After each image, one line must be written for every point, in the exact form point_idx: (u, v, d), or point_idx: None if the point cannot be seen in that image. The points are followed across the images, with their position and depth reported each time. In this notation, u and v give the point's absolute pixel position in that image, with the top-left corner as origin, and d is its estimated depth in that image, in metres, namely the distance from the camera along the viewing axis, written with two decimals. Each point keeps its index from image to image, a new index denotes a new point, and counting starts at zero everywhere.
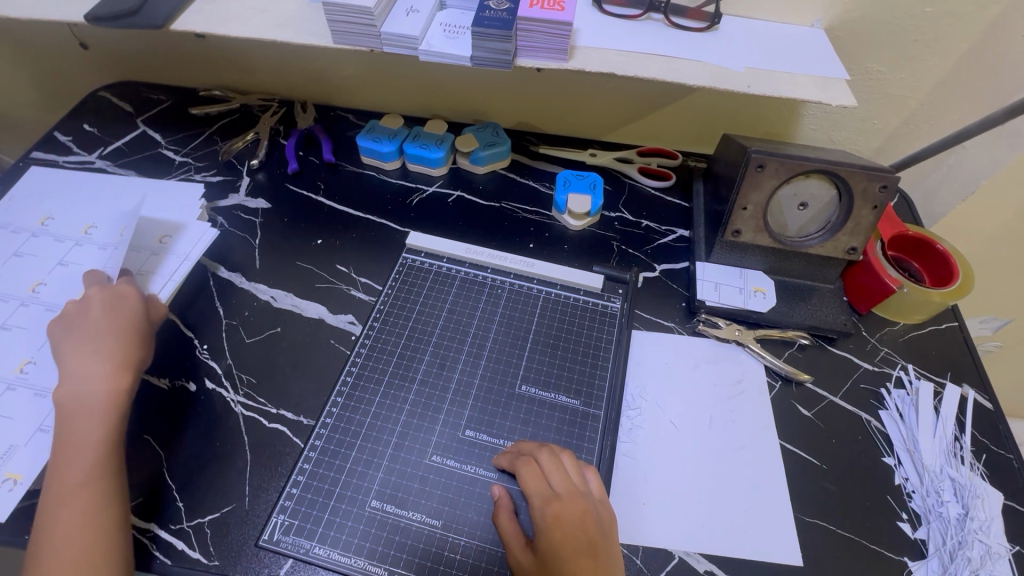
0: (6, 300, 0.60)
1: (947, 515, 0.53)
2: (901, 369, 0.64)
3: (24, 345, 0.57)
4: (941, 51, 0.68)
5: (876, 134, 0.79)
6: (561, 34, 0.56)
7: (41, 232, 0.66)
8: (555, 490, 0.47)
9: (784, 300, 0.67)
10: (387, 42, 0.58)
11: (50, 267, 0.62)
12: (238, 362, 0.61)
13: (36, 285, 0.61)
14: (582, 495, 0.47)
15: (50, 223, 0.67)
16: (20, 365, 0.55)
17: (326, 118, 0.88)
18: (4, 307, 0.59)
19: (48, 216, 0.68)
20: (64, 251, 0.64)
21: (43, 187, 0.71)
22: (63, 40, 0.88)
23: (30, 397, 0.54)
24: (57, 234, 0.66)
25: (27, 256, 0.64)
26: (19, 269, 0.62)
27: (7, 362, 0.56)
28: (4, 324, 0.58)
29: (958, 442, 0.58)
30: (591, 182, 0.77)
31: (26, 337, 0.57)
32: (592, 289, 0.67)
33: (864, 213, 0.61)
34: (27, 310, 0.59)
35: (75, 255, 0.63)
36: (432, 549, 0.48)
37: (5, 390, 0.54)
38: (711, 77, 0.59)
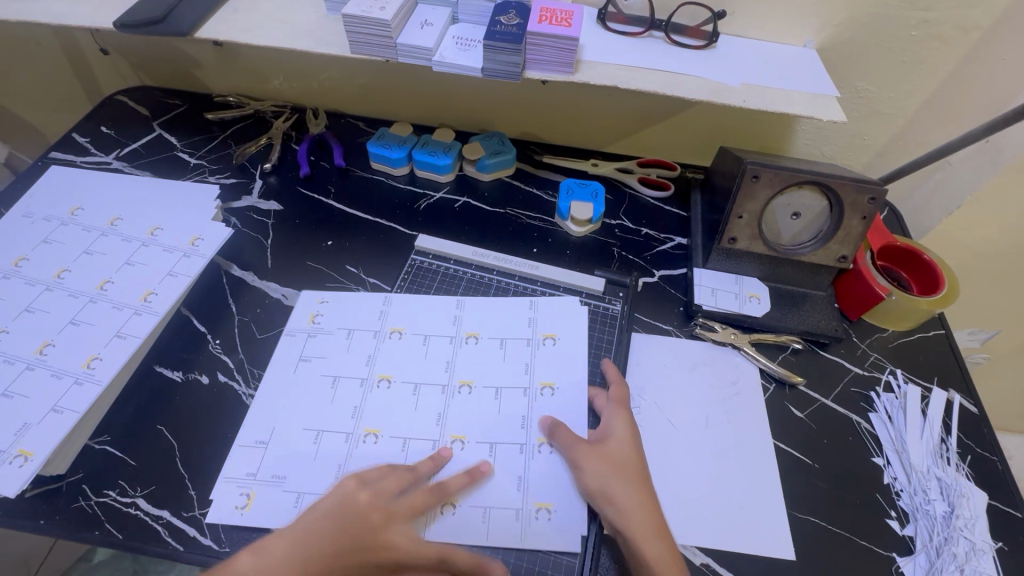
0: (31, 284, 0.62)
1: (934, 512, 0.56)
2: (890, 374, 0.66)
3: (44, 328, 0.59)
4: (927, 71, 0.72)
5: (866, 150, 0.82)
6: (568, 48, 0.59)
7: (70, 221, 0.69)
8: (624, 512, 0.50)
9: (778, 306, 0.69)
10: (402, 53, 0.61)
11: (75, 255, 0.66)
12: (250, 357, 0.63)
13: (61, 272, 0.64)
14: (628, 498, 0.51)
15: (78, 214, 0.70)
16: (40, 347, 0.58)
17: (337, 125, 0.91)
18: (30, 291, 0.62)
19: (77, 206, 0.71)
20: (91, 240, 0.67)
21: (72, 178, 0.74)
22: (84, 45, 0.91)
23: (48, 376, 0.55)
24: (85, 225, 0.69)
25: (55, 244, 0.67)
26: (48, 254, 0.66)
27: (29, 342, 0.58)
28: (28, 307, 0.61)
29: (944, 444, 0.61)
30: (593, 190, 0.80)
31: (49, 321, 0.60)
32: (594, 292, 0.70)
33: (854, 223, 0.64)
34: (50, 295, 0.62)
35: (101, 245, 0.67)
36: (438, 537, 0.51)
37: (24, 369, 0.56)
38: (710, 91, 0.62)
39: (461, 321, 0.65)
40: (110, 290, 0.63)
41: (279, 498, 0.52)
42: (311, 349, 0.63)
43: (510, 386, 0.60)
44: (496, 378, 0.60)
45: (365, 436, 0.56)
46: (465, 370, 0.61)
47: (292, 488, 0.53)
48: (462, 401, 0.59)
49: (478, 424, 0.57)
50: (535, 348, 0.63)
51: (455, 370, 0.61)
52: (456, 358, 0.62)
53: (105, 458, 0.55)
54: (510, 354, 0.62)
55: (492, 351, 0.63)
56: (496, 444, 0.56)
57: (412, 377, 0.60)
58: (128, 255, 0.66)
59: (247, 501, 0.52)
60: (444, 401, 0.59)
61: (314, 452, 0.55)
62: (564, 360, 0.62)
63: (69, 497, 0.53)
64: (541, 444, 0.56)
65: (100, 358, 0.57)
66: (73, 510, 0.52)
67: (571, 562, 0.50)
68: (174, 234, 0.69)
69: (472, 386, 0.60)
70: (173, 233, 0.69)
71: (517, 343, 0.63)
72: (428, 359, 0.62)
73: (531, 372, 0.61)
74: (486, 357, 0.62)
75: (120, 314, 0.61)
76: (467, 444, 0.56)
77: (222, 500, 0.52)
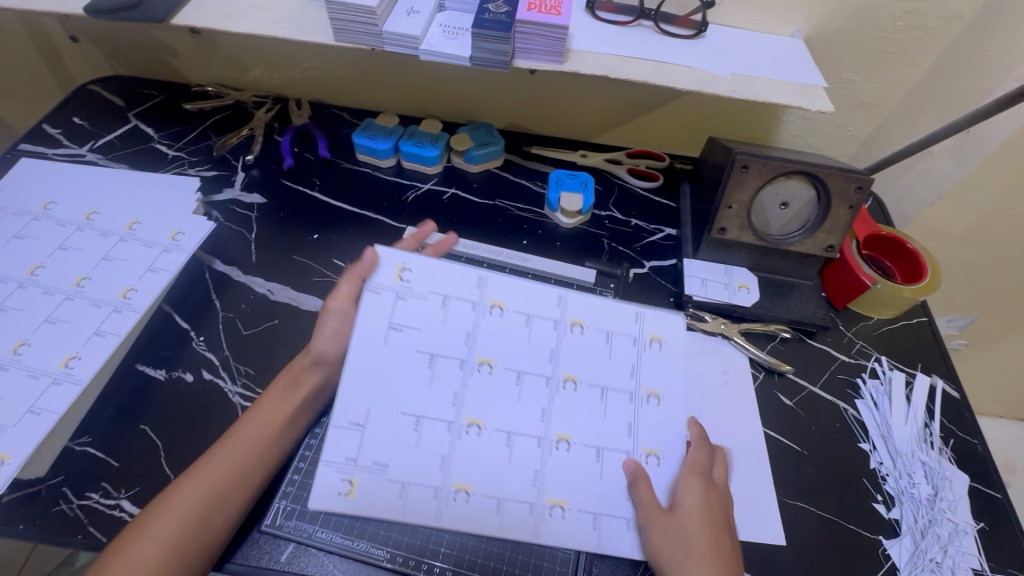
0: (4, 282, 0.60)
1: (918, 495, 0.57)
2: (875, 361, 0.67)
3: (18, 328, 0.57)
4: (910, 62, 0.72)
5: (851, 140, 0.83)
6: (557, 37, 0.58)
7: (43, 216, 0.67)
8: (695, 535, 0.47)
9: (767, 295, 0.70)
10: (388, 41, 0.60)
11: (50, 251, 0.63)
12: (235, 354, 0.62)
13: (35, 268, 0.62)
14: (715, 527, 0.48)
15: (52, 208, 0.67)
16: (14, 347, 0.55)
17: (321, 115, 0.89)
18: (2, 289, 0.60)
19: (50, 200, 0.68)
20: (66, 235, 0.65)
21: (43, 171, 0.72)
22: (53, 32, 0.87)
23: (24, 377, 0.54)
24: (59, 220, 0.66)
25: (28, 239, 0.64)
26: (21, 250, 0.63)
27: (3, 342, 0.56)
28: (1, 305, 0.58)
29: (928, 428, 0.62)
30: (583, 181, 0.79)
31: (23, 320, 0.57)
32: (585, 284, 0.70)
33: (841, 213, 0.65)
34: (24, 293, 0.59)
35: (77, 240, 0.65)
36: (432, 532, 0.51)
37: None
38: (699, 80, 0.62)
39: (567, 304, 0.55)
40: (87, 287, 0.60)
41: (384, 488, 0.48)
42: (403, 315, 0.52)
43: (616, 388, 0.53)
44: (601, 376, 0.53)
45: (456, 492, 0.49)
46: (569, 360, 0.53)
47: (397, 477, 0.48)
48: (567, 399, 0.52)
49: (582, 421, 0.52)
50: (642, 351, 0.55)
51: (559, 361, 0.53)
52: (560, 345, 0.54)
53: (86, 461, 0.54)
54: (616, 350, 0.54)
55: (598, 343, 0.55)
56: (603, 450, 0.51)
57: (516, 364, 0.52)
58: (106, 250, 0.64)
59: (352, 488, 0.48)
60: (548, 397, 0.52)
61: (416, 445, 0.49)
62: (671, 369, 0.54)
63: (50, 500, 0.51)
64: (649, 456, 0.51)
65: (79, 357, 0.55)
66: (54, 513, 0.51)
67: (566, 555, 0.51)
68: (156, 228, 0.66)
69: (577, 382, 0.53)
70: (153, 227, 0.66)
71: (623, 339, 0.55)
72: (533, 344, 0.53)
73: (637, 376, 0.54)
74: (590, 354, 0.54)
75: (99, 312, 0.59)
76: (574, 446, 0.51)
77: (324, 485, 0.47)
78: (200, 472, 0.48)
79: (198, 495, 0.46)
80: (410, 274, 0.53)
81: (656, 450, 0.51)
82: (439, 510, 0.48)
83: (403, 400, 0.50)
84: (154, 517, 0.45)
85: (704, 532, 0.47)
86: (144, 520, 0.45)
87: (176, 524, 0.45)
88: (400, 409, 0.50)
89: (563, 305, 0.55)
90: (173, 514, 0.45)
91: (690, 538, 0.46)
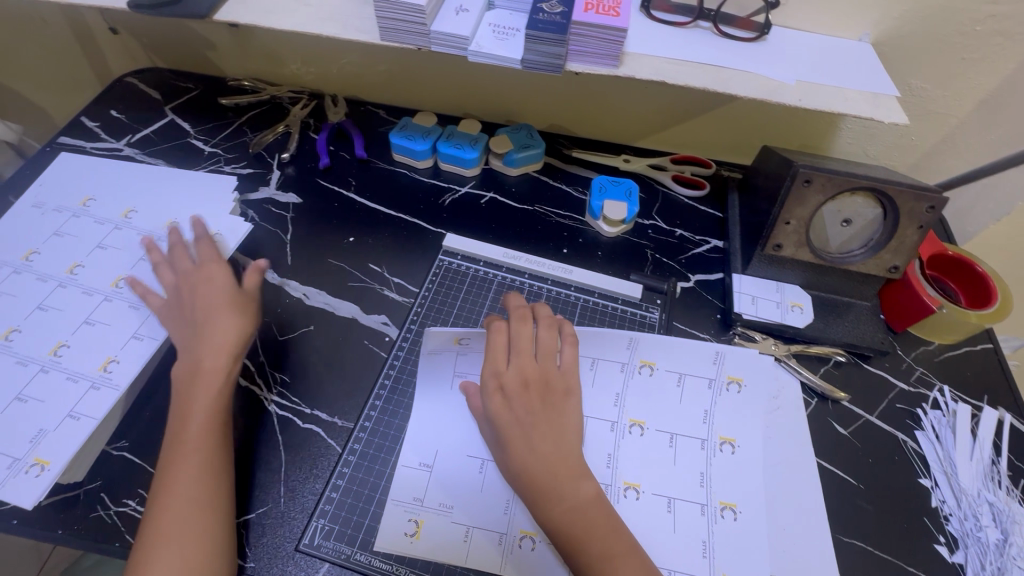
0: (44, 281, 0.60)
1: (985, 539, 0.54)
2: (938, 391, 0.63)
3: (59, 327, 0.57)
4: (988, 70, 0.67)
5: (912, 151, 0.78)
6: (614, 39, 0.55)
7: (82, 213, 0.66)
8: (519, 455, 0.49)
9: (821, 316, 0.66)
10: (436, 41, 0.57)
11: (88, 249, 0.63)
12: (271, 359, 0.61)
13: (74, 267, 0.61)
14: (541, 458, 0.49)
15: (91, 205, 0.67)
16: (54, 348, 0.55)
17: (356, 113, 0.87)
18: (42, 287, 0.59)
19: (89, 197, 0.68)
20: (104, 234, 0.64)
21: (81, 167, 0.71)
22: (92, 23, 0.87)
23: (63, 379, 0.53)
24: (97, 217, 0.66)
25: (68, 236, 0.64)
26: (59, 248, 0.63)
27: (43, 342, 0.55)
28: (41, 304, 0.58)
29: (995, 465, 0.58)
30: (627, 189, 0.76)
31: (63, 319, 0.57)
32: (630, 299, 0.68)
33: (909, 233, 0.60)
34: (63, 292, 0.59)
35: (116, 238, 0.64)
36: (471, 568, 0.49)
37: (38, 371, 0.54)
38: (763, 88, 0.58)
39: (636, 346, 0.60)
40: (125, 288, 0.60)
41: (448, 530, 0.50)
42: (466, 364, 0.57)
43: (686, 435, 0.57)
44: (670, 422, 0.57)
45: (522, 537, 0.50)
46: (636, 407, 0.58)
47: (461, 520, 0.50)
48: (634, 444, 0.56)
49: (652, 470, 0.55)
50: (717, 395, 0.58)
51: (626, 407, 0.58)
52: (627, 389, 0.58)
53: (125, 465, 0.53)
54: (687, 395, 0.58)
55: (668, 388, 0.59)
56: (675, 499, 0.54)
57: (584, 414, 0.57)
58: (145, 250, 0.63)
59: (417, 528, 0.50)
60: (615, 441, 0.56)
61: (481, 484, 0.52)
62: (745, 415, 0.57)
63: (87, 506, 0.51)
64: (724, 509, 0.53)
65: (117, 361, 0.55)
66: (92, 519, 0.50)
67: None
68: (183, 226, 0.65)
69: (644, 428, 0.57)
70: (191, 227, 0.65)
71: (696, 383, 0.58)
72: (596, 384, 0.58)
73: (710, 423, 0.57)
74: (661, 396, 0.58)
75: (136, 314, 0.58)
76: (644, 494, 0.54)
77: (391, 522, 0.50)
78: (209, 474, 0.48)
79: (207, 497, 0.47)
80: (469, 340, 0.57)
81: (732, 503, 0.53)
82: (502, 557, 0.49)
83: (468, 442, 0.54)
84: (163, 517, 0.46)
85: (533, 432, 0.49)
86: (151, 520, 0.46)
87: (194, 525, 0.46)
88: (468, 451, 0.54)
89: (632, 348, 0.60)
90: (185, 513, 0.46)
91: (502, 437, 0.50)
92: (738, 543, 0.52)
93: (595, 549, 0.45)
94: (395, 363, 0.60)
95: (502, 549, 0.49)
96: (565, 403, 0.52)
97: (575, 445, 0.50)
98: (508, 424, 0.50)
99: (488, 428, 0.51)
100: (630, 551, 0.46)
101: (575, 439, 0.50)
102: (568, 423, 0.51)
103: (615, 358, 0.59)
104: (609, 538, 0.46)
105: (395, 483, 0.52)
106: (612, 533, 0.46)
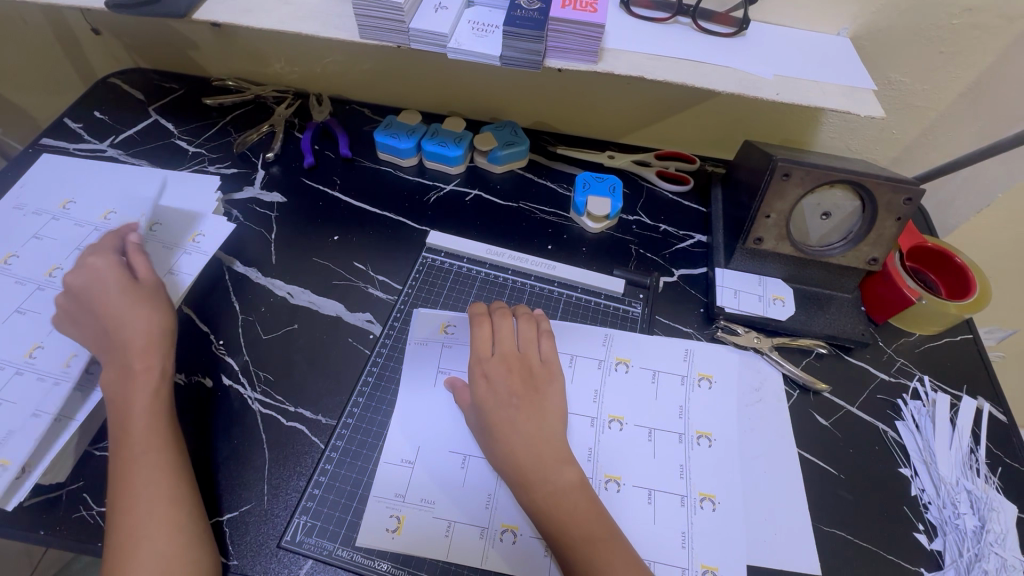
0: (21, 284, 0.60)
1: (963, 527, 0.54)
2: (918, 381, 0.64)
3: (34, 331, 0.56)
4: (966, 63, 0.68)
5: (894, 144, 0.79)
6: (592, 35, 0.55)
7: (62, 215, 0.66)
8: (505, 437, 0.51)
9: (803, 309, 0.67)
10: (415, 39, 0.58)
11: (67, 252, 0.63)
12: (254, 358, 0.61)
13: (52, 270, 0.61)
14: (525, 439, 0.50)
15: (71, 207, 0.67)
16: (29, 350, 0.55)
17: (341, 112, 0.87)
18: (20, 290, 0.59)
19: (70, 199, 0.67)
20: (83, 236, 0.64)
21: (64, 169, 0.71)
22: (74, 24, 0.86)
23: (33, 379, 0.53)
24: (77, 219, 0.65)
25: (47, 239, 0.64)
26: (39, 251, 0.63)
27: (17, 345, 0.55)
28: (18, 308, 0.58)
29: (974, 454, 0.59)
30: (611, 185, 0.77)
31: (39, 322, 0.57)
32: (613, 294, 0.68)
33: (888, 225, 0.61)
34: (42, 295, 0.59)
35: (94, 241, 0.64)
36: (453, 564, 0.49)
37: (11, 374, 0.53)
38: (741, 83, 0.58)
39: (611, 344, 0.62)
40: None
41: (430, 525, 0.50)
42: (450, 360, 0.60)
43: (664, 428, 0.58)
44: (648, 417, 0.58)
45: (504, 531, 0.50)
46: (615, 402, 0.59)
47: (443, 515, 0.51)
48: (614, 438, 0.57)
49: (634, 463, 0.55)
50: (690, 390, 0.60)
51: (605, 403, 0.58)
52: (605, 386, 0.60)
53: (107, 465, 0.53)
54: (663, 390, 0.60)
55: (643, 383, 0.60)
56: (655, 491, 0.54)
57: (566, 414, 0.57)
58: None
59: (399, 524, 0.50)
60: (596, 436, 0.56)
61: (463, 479, 0.52)
62: (719, 408, 0.59)
63: (70, 506, 0.51)
64: (704, 500, 0.54)
65: (80, 356, 0.55)
66: (75, 520, 0.50)
67: None
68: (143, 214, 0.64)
69: (623, 423, 0.58)
70: (173, 228, 0.65)
71: (670, 379, 0.61)
72: (576, 381, 0.60)
73: (686, 417, 0.58)
74: (637, 392, 0.60)
75: None
76: (625, 486, 0.54)
77: (374, 518, 0.50)
78: (171, 466, 0.49)
79: (176, 486, 0.48)
80: (455, 328, 0.62)
81: (711, 493, 0.54)
82: (484, 551, 0.49)
83: (450, 438, 0.54)
84: (133, 511, 0.46)
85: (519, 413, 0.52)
86: (117, 527, 0.46)
87: (167, 514, 0.46)
88: (450, 447, 0.54)
89: (608, 344, 0.62)
90: (155, 504, 0.47)
91: (487, 421, 0.52)
92: (718, 533, 0.52)
93: (577, 528, 0.47)
94: (378, 360, 0.61)
95: (484, 543, 0.49)
96: (548, 388, 0.54)
97: (559, 428, 0.52)
98: (494, 408, 0.52)
99: (473, 415, 0.53)
100: (610, 533, 0.47)
101: (556, 422, 0.53)
102: (551, 408, 0.53)
103: (593, 355, 0.61)
104: (591, 519, 0.48)
105: (378, 480, 0.52)
106: (591, 512, 0.48)
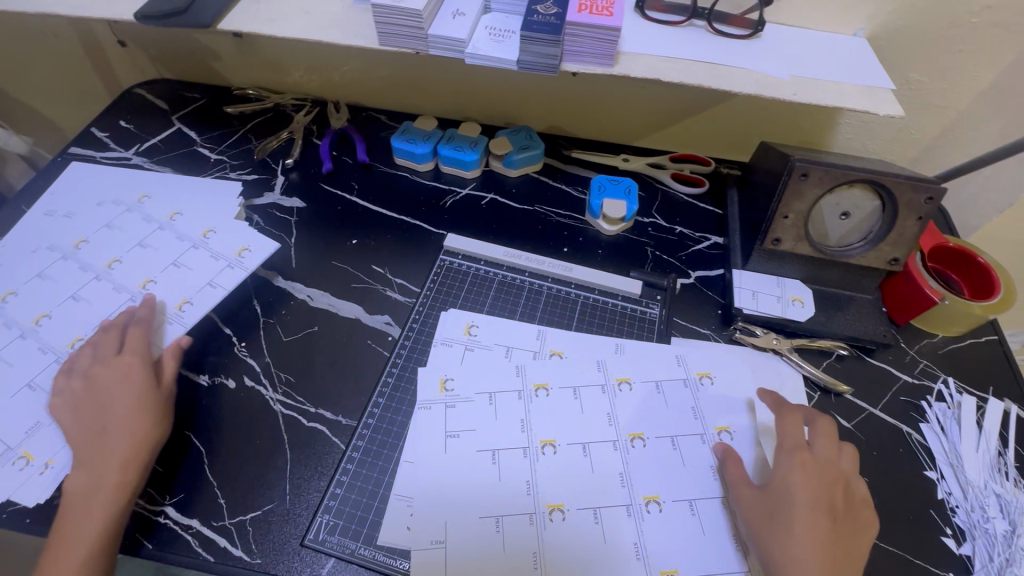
0: (83, 271, 0.62)
1: (993, 531, 0.53)
2: (942, 383, 0.63)
3: (78, 322, 0.58)
4: (985, 62, 0.67)
5: (912, 144, 0.78)
6: (608, 39, 0.56)
7: (71, 255, 0.64)
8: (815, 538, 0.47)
9: (823, 310, 0.66)
10: (433, 45, 0.58)
11: (60, 299, 0.60)
12: (275, 360, 0.62)
13: (40, 317, 0.58)
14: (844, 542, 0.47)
15: (82, 247, 0.65)
16: (73, 341, 0.57)
17: (359, 118, 0.89)
18: (5, 335, 0.57)
19: (83, 238, 0.66)
20: (83, 283, 0.61)
21: (78, 186, 0.71)
22: (102, 36, 0.89)
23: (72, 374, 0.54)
24: (82, 263, 0.63)
25: (49, 280, 0.61)
26: (35, 293, 0.60)
27: (64, 335, 0.57)
28: (74, 295, 0.60)
29: (1002, 457, 0.58)
30: (626, 187, 0.77)
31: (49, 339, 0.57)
32: (631, 295, 0.68)
33: (909, 224, 0.60)
34: (22, 346, 0.56)
35: (90, 290, 0.61)
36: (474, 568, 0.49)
37: (25, 387, 0.54)
38: (758, 84, 0.58)
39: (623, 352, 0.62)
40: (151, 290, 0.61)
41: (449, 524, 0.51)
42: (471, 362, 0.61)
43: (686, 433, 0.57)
44: (667, 426, 0.57)
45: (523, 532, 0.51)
46: (632, 419, 0.57)
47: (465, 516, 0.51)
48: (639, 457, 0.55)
49: (668, 473, 0.54)
50: (694, 390, 0.60)
51: (620, 423, 0.57)
52: (617, 406, 0.58)
53: None
54: (672, 398, 0.59)
55: (652, 398, 0.59)
56: (696, 502, 0.53)
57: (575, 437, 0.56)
58: (177, 255, 0.64)
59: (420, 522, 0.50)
60: (621, 460, 0.55)
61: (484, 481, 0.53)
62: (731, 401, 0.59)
63: None
64: None
65: None
66: None
67: None
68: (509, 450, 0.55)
69: (645, 439, 0.56)
70: (224, 239, 0.66)
71: (674, 385, 0.60)
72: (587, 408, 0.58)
73: (702, 418, 0.58)
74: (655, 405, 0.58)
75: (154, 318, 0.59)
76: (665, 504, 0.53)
77: (394, 519, 0.51)
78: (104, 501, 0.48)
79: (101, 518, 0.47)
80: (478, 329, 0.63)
81: None
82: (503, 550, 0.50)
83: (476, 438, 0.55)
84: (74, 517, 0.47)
85: (812, 553, 0.46)
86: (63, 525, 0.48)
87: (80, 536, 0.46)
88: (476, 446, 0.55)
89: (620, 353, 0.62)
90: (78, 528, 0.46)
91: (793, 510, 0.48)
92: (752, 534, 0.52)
93: None
94: (397, 362, 0.61)
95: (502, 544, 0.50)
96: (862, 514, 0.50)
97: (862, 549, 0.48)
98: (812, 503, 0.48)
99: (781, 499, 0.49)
100: None
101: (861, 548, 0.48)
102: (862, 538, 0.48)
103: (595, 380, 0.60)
104: None
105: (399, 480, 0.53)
106: None
